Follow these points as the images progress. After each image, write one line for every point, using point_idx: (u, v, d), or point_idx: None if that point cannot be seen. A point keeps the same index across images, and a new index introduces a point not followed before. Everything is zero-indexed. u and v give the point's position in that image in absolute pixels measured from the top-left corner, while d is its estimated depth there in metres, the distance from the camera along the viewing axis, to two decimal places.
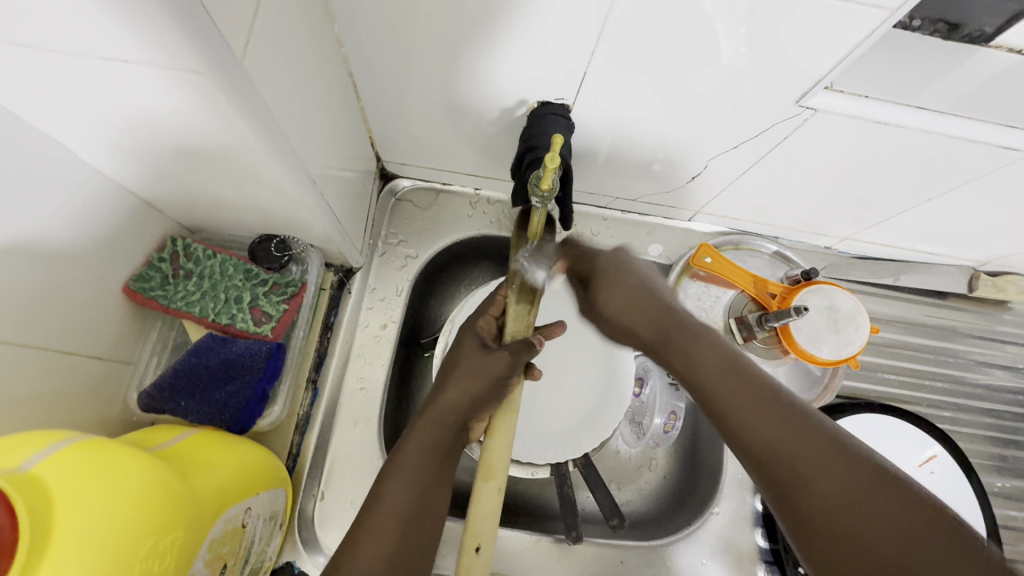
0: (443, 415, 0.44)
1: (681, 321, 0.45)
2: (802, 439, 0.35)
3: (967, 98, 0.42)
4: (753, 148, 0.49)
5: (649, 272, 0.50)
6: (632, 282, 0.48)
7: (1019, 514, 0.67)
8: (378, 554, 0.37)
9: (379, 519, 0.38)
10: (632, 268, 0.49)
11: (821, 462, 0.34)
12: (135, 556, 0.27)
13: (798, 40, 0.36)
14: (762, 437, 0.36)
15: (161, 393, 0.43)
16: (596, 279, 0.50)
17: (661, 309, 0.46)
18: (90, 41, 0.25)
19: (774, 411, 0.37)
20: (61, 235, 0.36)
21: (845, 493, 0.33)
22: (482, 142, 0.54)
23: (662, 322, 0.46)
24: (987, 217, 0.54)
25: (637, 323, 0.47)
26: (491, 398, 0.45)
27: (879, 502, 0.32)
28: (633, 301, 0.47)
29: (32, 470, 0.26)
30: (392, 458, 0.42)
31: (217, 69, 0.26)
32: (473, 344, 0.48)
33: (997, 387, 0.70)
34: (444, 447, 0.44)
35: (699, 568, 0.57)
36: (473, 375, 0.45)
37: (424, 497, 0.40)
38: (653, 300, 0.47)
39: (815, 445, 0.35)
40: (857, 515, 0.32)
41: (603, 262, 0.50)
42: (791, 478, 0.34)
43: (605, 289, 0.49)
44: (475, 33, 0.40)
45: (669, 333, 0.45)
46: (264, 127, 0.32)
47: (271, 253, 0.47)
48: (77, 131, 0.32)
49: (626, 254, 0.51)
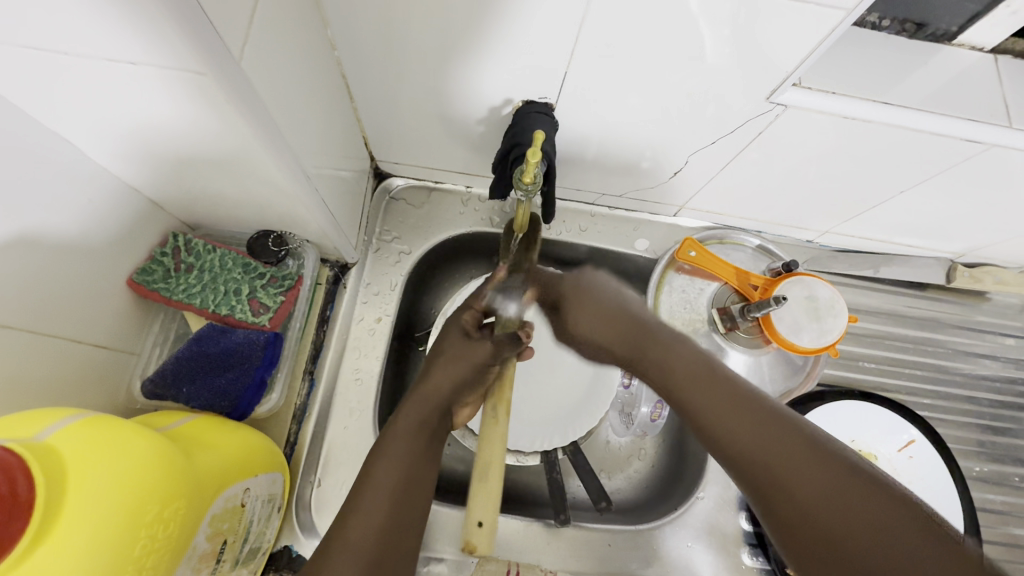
0: (431, 397, 0.48)
1: (652, 333, 0.48)
2: (771, 441, 0.37)
3: (933, 95, 0.44)
4: (730, 143, 0.51)
5: (616, 286, 0.52)
6: (605, 298, 0.51)
7: (997, 497, 0.68)
8: (370, 527, 0.39)
9: (371, 496, 0.40)
10: (601, 287, 0.52)
11: (791, 464, 0.36)
12: (141, 522, 0.29)
13: (765, 39, 0.38)
14: (737, 443, 0.38)
15: (164, 379, 0.45)
16: (566, 302, 0.53)
17: (632, 322, 0.49)
18: (101, 46, 0.27)
19: (745, 415, 0.39)
20: (68, 228, 0.38)
21: (817, 490, 0.34)
22: (470, 140, 0.56)
23: (633, 337, 0.48)
24: (959, 209, 0.56)
25: (610, 340, 0.50)
26: (473, 383, 0.50)
27: (847, 497, 0.33)
28: (605, 313, 0.50)
29: (48, 440, 0.28)
30: (381, 438, 0.44)
31: (218, 69, 0.28)
32: (457, 333, 0.52)
33: (975, 375, 0.72)
34: (431, 428, 0.46)
35: (685, 550, 0.58)
36: (459, 358, 0.50)
37: (413, 472, 0.43)
38: (626, 316, 0.49)
39: (786, 447, 0.37)
40: (830, 512, 0.33)
41: (568, 288, 0.53)
42: (765, 480, 0.36)
43: (574, 311, 0.52)
44: (461, 36, 0.42)
45: (640, 345, 0.47)
46: (261, 127, 0.34)
47: (268, 247, 0.50)
48: (85, 130, 0.35)
49: (589, 273, 0.54)
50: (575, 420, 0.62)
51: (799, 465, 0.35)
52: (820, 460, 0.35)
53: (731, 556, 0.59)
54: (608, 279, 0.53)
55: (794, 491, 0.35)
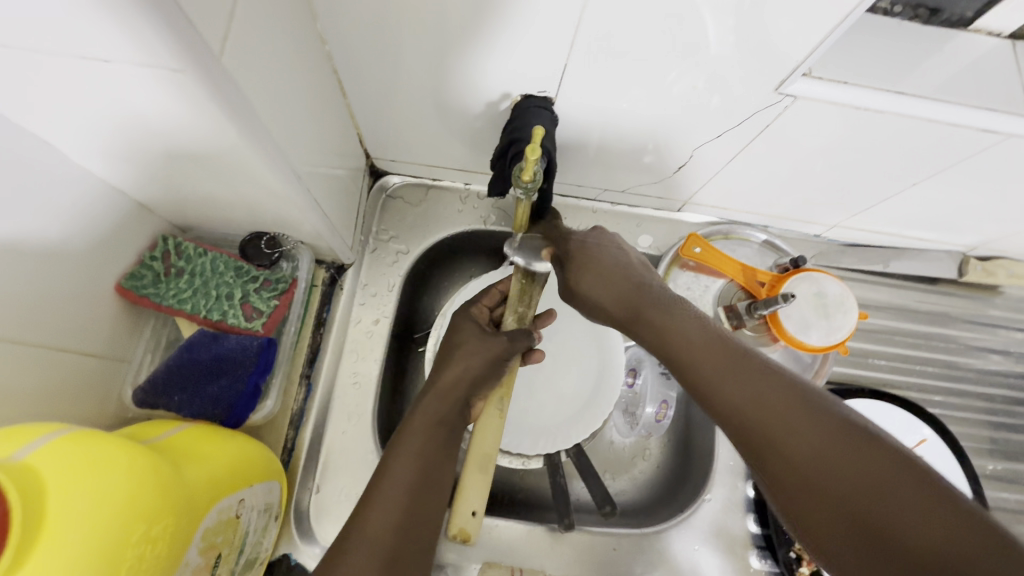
0: (449, 391, 0.46)
1: (650, 294, 0.43)
2: (768, 397, 0.34)
3: (948, 84, 0.42)
4: (737, 136, 0.49)
5: (624, 253, 0.48)
6: (608, 259, 0.47)
7: (1011, 496, 0.67)
8: (389, 521, 0.37)
9: (388, 492, 0.38)
10: (606, 244, 0.48)
11: (786, 420, 0.32)
12: (128, 540, 0.29)
13: (774, 27, 0.37)
14: (731, 399, 0.35)
15: (155, 387, 0.45)
16: (570, 259, 0.48)
17: (632, 284, 0.44)
18: (70, 42, 0.25)
19: (736, 371, 0.36)
20: (51, 235, 0.37)
21: (812, 451, 0.31)
22: (468, 135, 0.54)
23: (632, 298, 0.43)
24: (972, 202, 0.54)
25: (607, 299, 0.44)
26: (491, 377, 0.49)
27: (848, 455, 0.30)
28: (606, 270, 0.45)
29: (26, 460, 0.27)
30: (396, 437, 0.42)
31: (196, 64, 0.27)
32: (472, 328, 0.51)
33: (989, 371, 0.70)
34: (449, 423, 0.45)
35: (692, 553, 0.57)
36: (475, 355, 0.48)
37: (431, 470, 0.41)
38: (625, 275, 0.45)
39: (782, 405, 0.33)
40: (825, 471, 0.30)
41: (575, 245, 0.48)
42: (760, 434, 0.33)
43: (579, 269, 0.46)
44: (456, 29, 0.40)
45: (638, 308, 0.43)
46: (248, 124, 0.33)
47: (261, 250, 0.49)
48: (65, 133, 0.33)
49: (605, 235, 0.49)
50: (580, 422, 0.61)
51: (795, 421, 0.32)
52: (831, 425, 0.31)
53: (740, 559, 0.58)
54: (619, 244, 0.49)
55: (798, 454, 0.31)
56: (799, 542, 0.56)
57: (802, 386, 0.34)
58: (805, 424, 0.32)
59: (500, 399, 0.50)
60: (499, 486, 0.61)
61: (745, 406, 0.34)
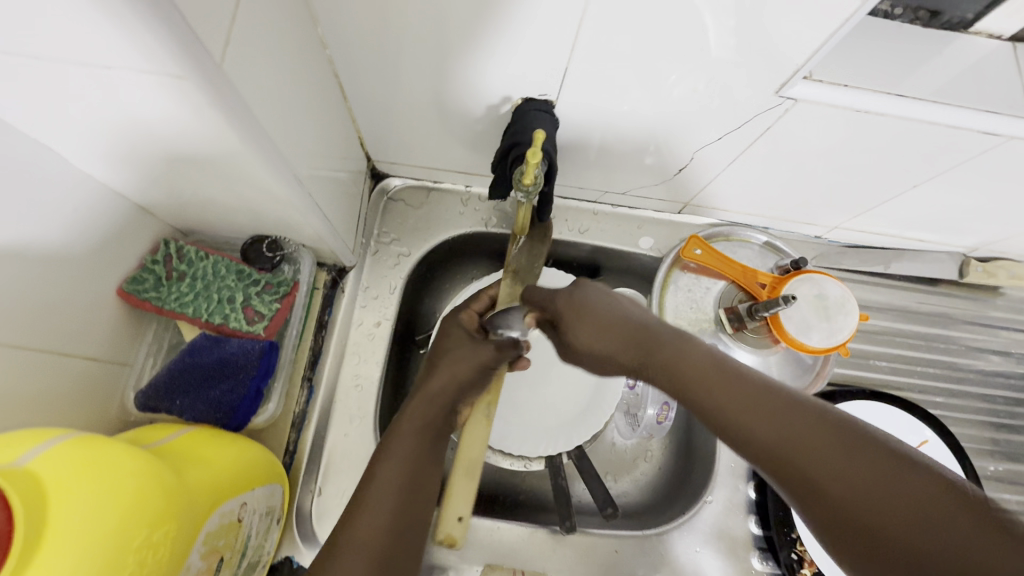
0: (435, 398, 0.45)
1: (655, 333, 0.41)
2: (804, 438, 0.32)
3: (949, 86, 0.43)
4: (738, 138, 0.49)
5: (610, 295, 0.45)
6: (603, 312, 0.43)
7: (1012, 497, 0.67)
8: (378, 525, 0.37)
9: (377, 496, 0.39)
10: (593, 296, 0.45)
11: (832, 459, 0.30)
12: (130, 546, 0.29)
13: (774, 31, 0.37)
14: (766, 444, 0.32)
15: (157, 391, 0.45)
16: (562, 320, 0.45)
17: (635, 326, 0.42)
18: (72, 48, 0.25)
19: (762, 411, 0.34)
20: (53, 240, 0.37)
21: (868, 493, 0.29)
22: (469, 138, 0.54)
23: (635, 340, 0.41)
24: (973, 203, 0.54)
25: (612, 347, 0.42)
26: (477, 383, 0.48)
27: (904, 492, 0.28)
28: (601, 321, 0.43)
29: (29, 465, 0.27)
30: (384, 440, 0.43)
31: (198, 70, 0.27)
32: (459, 335, 0.51)
33: (990, 372, 0.70)
34: (435, 427, 0.45)
35: (694, 555, 0.57)
36: (462, 361, 0.48)
37: (417, 475, 0.41)
38: (624, 320, 0.43)
39: (821, 444, 0.31)
40: (889, 514, 0.28)
41: (563, 305, 0.45)
42: (809, 481, 0.30)
43: (572, 324, 0.44)
44: (456, 32, 0.40)
45: (646, 349, 0.40)
46: (249, 129, 0.33)
47: (263, 253, 0.49)
48: (67, 138, 0.33)
49: (585, 284, 0.46)
50: (581, 424, 0.61)
51: (840, 461, 0.30)
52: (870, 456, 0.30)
53: (741, 561, 0.58)
54: (603, 288, 0.46)
55: (850, 500, 0.29)
56: (800, 543, 0.56)
57: (830, 418, 0.32)
58: (842, 458, 0.30)
59: (488, 404, 0.51)
60: (501, 488, 0.61)
61: (783, 450, 0.32)
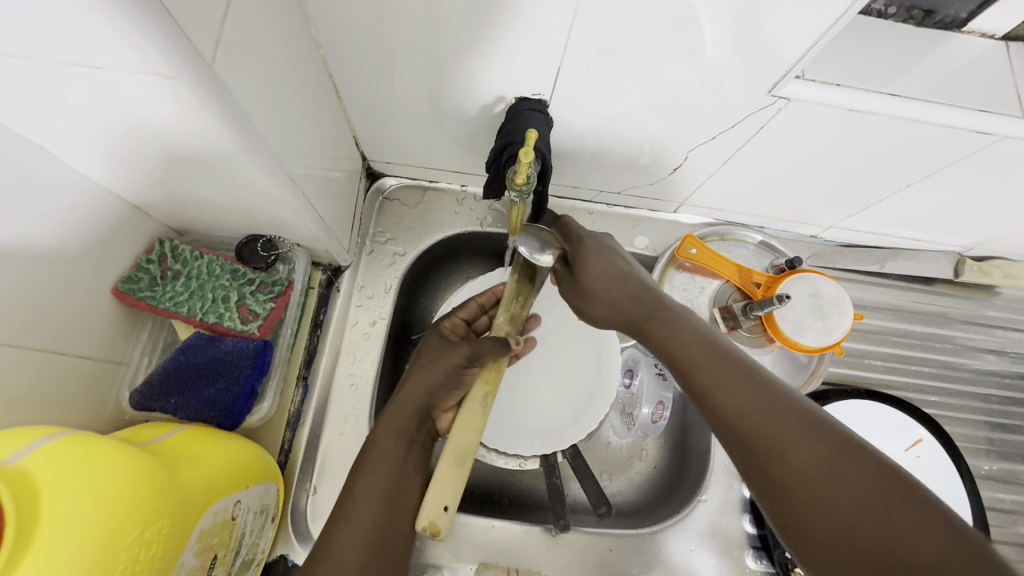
0: (406, 401, 0.46)
1: (659, 300, 0.44)
2: (771, 407, 0.35)
3: (940, 86, 0.43)
4: (732, 138, 0.49)
5: (630, 261, 0.48)
6: (615, 265, 0.46)
7: (1006, 497, 0.67)
8: (357, 537, 0.39)
9: (358, 508, 0.40)
10: (613, 256, 0.47)
11: (789, 431, 0.33)
12: (122, 544, 0.29)
13: (767, 30, 0.37)
14: (734, 407, 0.36)
15: (151, 390, 0.45)
16: (578, 260, 0.47)
17: (641, 289, 0.45)
18: (65, 49, 0.26)
19: (741, 378, 0.37)
20: (47, 239, 0.37)
21: (814, 467, 0.32)
22: (464, 137, 0.54)
23: (641, 299, 0.44)
24: (967, 202, 0.54)
25: (616, 298, 0.45)
26: (448, 385, 0.47)
27: (847, 472, 0.31)
28: (611, 274, 0.46)
29: (21, 463, 0.27)
30: (365, 450, 0.44)
31: (188, 69, 0.27)
32: (435, 337, 0.51)
33: (984, 371, 0.70)
34: (410, 432, 0.45)
35: (688, 554, 0.58)
36: (432, 362, 0.48)
37: (396, 482, 0.42)
38: (634, 282, 0.45)
39: (782, 415, 0.34)
40: (828, 488, 0.31)
41: (587, 245, 0.47)
42: (763, 446, 0.34)
43: (586, 267, 0.46)
44: (450, 32, 0.40)
45: (648, 309, 0.44)
46: (240, 128, 0.33)
47: (257, 253, 0.49)
48: (61, 138, 0.33)
49: (609, 242, 0.49)
50: (576, 423, 0.61)
51: (793, 432, 0.33)
52: (830, 442, 0.32)
53: (735, 560, 0.58)
54: (623, 255, 0.48)
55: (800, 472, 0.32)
56: None
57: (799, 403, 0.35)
58: (804, 437, 0.33)
59: (483, 395, 0.48)
60: (495, 487, 0.61)
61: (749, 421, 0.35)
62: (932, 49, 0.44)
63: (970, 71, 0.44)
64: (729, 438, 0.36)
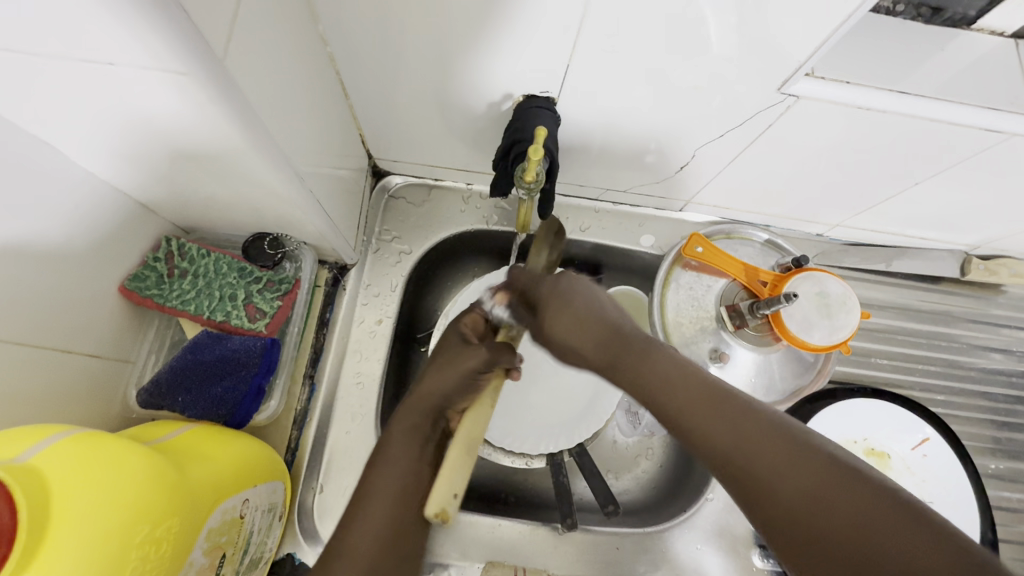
0: (418, 403, 0.46)
1: (628, 338, 0.41)
2: (757, 441, 0.32)
3: (949, 84, 0.42)
4: (740, 135, 0.49)
5: (592, 290, 0.46)
6: (580, 304, 0.44)
7: (1013, 496, 0.67)
8: (370, 537, 0.38)
9: (371, 506, 0.40)
10: (577, 291, 0.45)
11: (779, 464, 0.31)
12: (132, 542, 0.29)
13: (777, 27, 0.37)
14: (718, 445, 0.33)
15: (159, 388, 0.45)
16: (542, 306, 0.45)
17: (608, 329, 0.42)
18: (75, 45, 0.25)
19: (722, 414, 0.34)
20: (55, 237, 0.37)
21: (814, 501, 0.29)
22: (470, 135, 0.54)
23: (609, 343, 0.42)
24: (974, 201, 0.54)
25: (585, 346, 0.43)
26: (462, 387, 0.46)
27: (847, 501, 0.28)
28: (578, 316, 0.43)
29: (31, 461, 0.27)
30: (380, 448, 0.44)
31: (198, 67, 0.27)
32: (453, 338, 0.50)
33: (991, 370, 0.70)
34: (424, 430, 0.45)
35: (694, 553, 0.58)
36: (449, 363, 0.47)
37: (411, 478, 0.42)
38: (599, 320, 0.43)
39: (770, 449, 0.32)
40: (829, 518, 0.28)
41: (547, 291, 0.45)
42: (756, 483, 0.31)
43: (552, 313, 0.44)
44: (458, 30, 0.40)
45: (617, 355, 0.41)
46: (249, 125, 0.33)
47: (264, 251, 0.49)
48: (70, 135, 0.33)
49: (572, 277, 0.46)
50: (583, 422, 0.61)
51: (784, 466, 0.31)
52: (823, 466, 0.30)
53: (741, 559, 0.58)
54: (586, 285, 0.46)
55: (782, 492, 0.30)
56: None
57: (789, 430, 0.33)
58: (796, 469, 0.30)
59: (495, 388, 0.46)
60: (501, 485, 0.61)
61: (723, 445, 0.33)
62: (941, 47, 0.44)
63: (979, 69, 0.43)
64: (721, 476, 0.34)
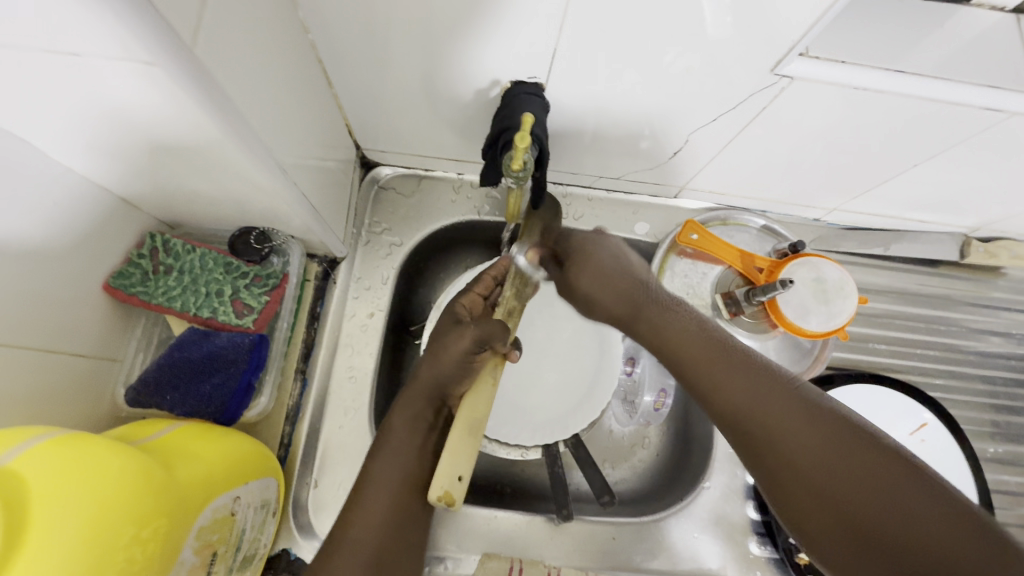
0: (421, 390, 0.47)
1: (652, 295, 0.46)
2: (770, 403, 0.35)
3: (948, 62, 0.41)
4: (733, 119, 0.48)
5: (621, 248, 0.50)
6: (607, 260, 0.48)
7: (1011, 479, 0.67)
8: (374, 520, 0.41)
9: (373, 493, 0.42)
10: (604, 245, 0.49)
11: (790, 420, 0.34)
12: (117, 543, 0.28)
13: (771, 4, 0.35)
14: (735, 404, 0.36)
15: (147, 386, 0.44)
16: (569, 260, 0.50)
17: (633, 282, 0.46)
18: (35, 35, 0.24)
19: (744, 377, 0.37)
20: (34, 236, 0.36)
21: (820, 456, 0.32)
22: (460, 123, 0.53)
23: (633, 297, 0.45)
24: (974, 183, 0.53)
25: (607, 300, 0.47)
26: (459, 374, 0.46)
27: (851, 463, 0.31)
28: (605, 276, 0.47)
29: (10, 465, 0.26)
30: (381, 436, 0.45)
31: (170, 56, 0.26)
32: (448, 322, 0.50)
33: (990, 353, 0.70)
34: (426, 418, 0.46)
35: (691, 541, 0.58)
36: (443, 351, 0.47)
37: (416, 463, 0.44)
38: (625, 276, 0.47)
39: (780, 409, 0.35)
40: (825, 473, 0.32)
41: (575, 245, 0.50)
42: (762, 440, 0.35)
43: (576, 268, 0.49)
44: (442, 15, 0.39)
45: (639, 305, 0.45)
46: (226, 115, 0.32)
47: (250, 245, 0.48)
48: (41, 129, 0.32)
49: (601, 237, 0.50)
50: (580, 411, 0.61)
51: (795, 420, 0.34)
52: (821, 421, 0.34)
53: (739, 546, 0.58)
54: (614, 240, 0.50)
55: (784, 447, 0.34)
56: None
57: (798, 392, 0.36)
58: (805, 429, 0.34)
59: (493, 367, 0.47)
60: (497, 477, 0.61)
61: (742, 407, 0.36)
62: (939, 24, 0.42)
63: (979, 46, 0.42)
64: (732, 434, 0.37)
